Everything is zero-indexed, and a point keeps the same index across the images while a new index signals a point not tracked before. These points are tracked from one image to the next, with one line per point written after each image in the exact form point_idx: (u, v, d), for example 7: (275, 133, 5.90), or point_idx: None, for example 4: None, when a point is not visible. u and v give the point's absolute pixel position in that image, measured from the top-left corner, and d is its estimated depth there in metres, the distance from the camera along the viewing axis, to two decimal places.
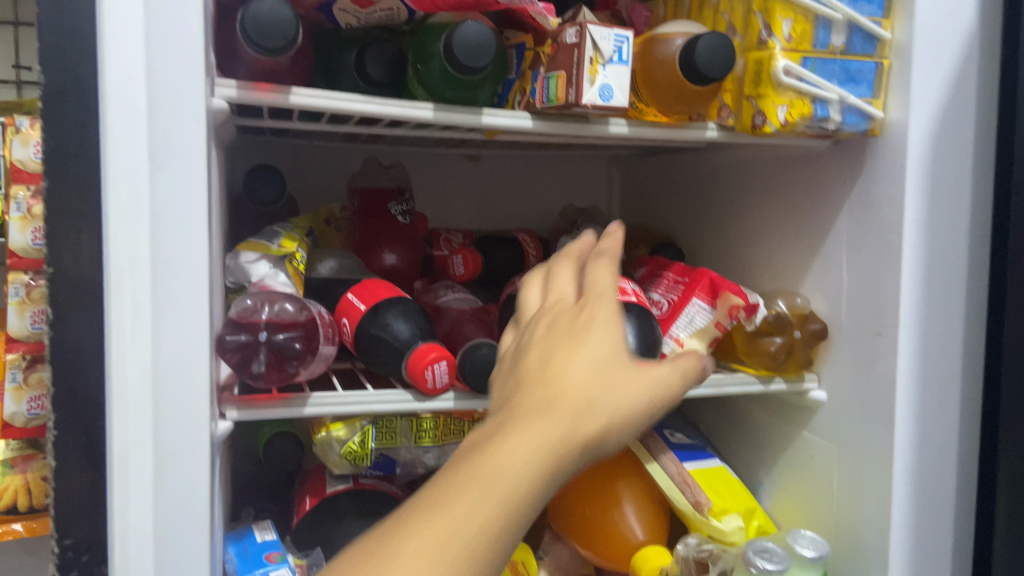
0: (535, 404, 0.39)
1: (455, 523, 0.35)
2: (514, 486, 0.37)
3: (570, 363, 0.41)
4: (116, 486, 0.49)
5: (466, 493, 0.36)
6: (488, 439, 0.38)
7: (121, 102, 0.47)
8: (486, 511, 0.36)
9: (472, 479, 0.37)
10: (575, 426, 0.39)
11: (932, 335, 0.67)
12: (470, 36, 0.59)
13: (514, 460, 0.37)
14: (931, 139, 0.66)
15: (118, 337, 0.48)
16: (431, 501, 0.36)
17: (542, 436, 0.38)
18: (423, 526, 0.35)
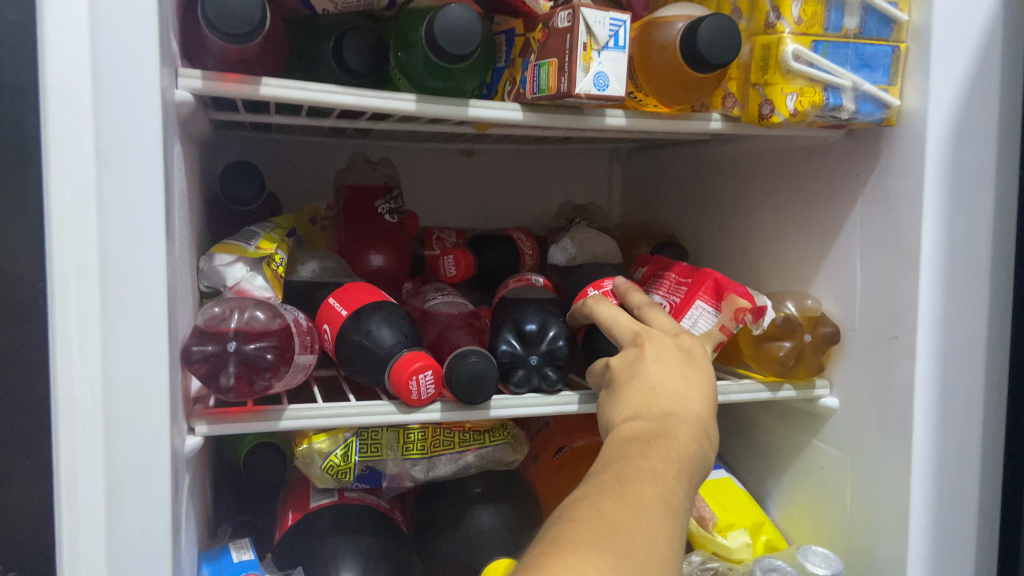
0: (672, 459, 0.46)
1: (637, 537, 0.40)
2: (666, 524, 0.42)
3: (686, 432, 0.49)
4: (65, 513, 0.45)
5: (637, 512, 0.41)
6: (641, 476, 0.44)
7: (63, 91, 0.43)
8: (657, 534, 0.41)
9: (640, 504, 0.42)
10: (689, 483, 0.46)
11: (953, 338, 0.63)
12: (453, 21, 0.55)
13: (666, 502, 0.43)
14: (951, 129, 0.61)
15: (65, 351, 0.44)
16: (602, 515, 0.40)
17: (677, 488, 0.45)
18: (614, 536, 0.39)
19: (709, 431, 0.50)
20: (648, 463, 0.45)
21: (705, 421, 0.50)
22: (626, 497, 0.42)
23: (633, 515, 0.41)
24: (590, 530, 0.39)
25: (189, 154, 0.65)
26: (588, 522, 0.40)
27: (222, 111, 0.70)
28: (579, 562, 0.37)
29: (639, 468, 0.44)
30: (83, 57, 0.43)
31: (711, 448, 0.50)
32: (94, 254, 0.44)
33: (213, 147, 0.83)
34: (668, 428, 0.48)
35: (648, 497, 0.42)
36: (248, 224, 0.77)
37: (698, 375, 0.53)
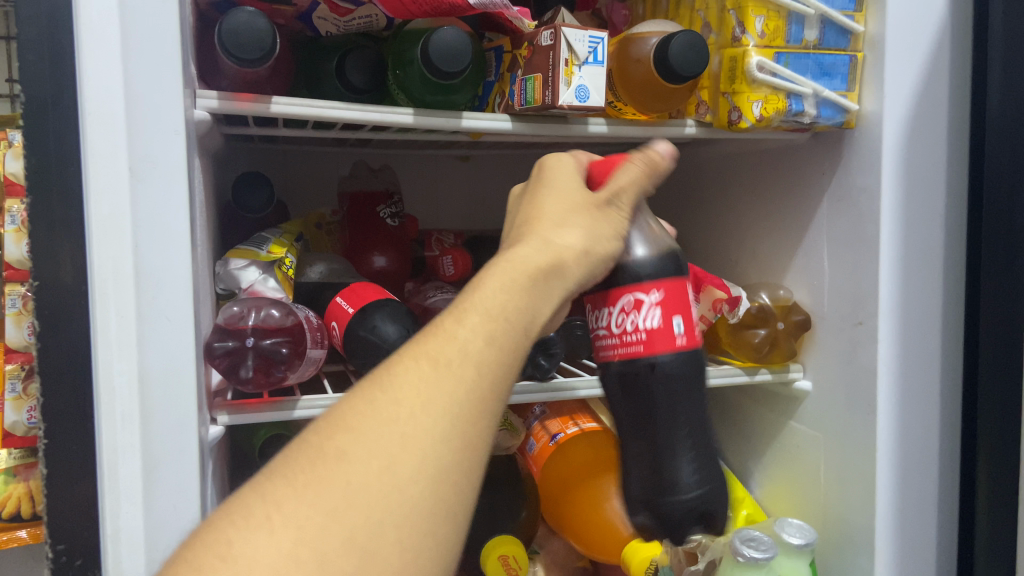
0: (494, 323, 0.41)
1: (429, 438, 0.36)
2: (471, 393, 0.38)
3: (497, 279, 0.43)
4: (107, 491, 0.50)
5: (431, 406, 0.36)
6: (447, 352, 0.39)
7: (99, 116, 0.48)
8: (456, 436, 0.37)
9: (438, 390, 0.37)
10: (516, 348, 0.41)
11: (912, 322, 0.68)
12: (446, 42, 0.60)
13: (479, 375, 0.38)
14: (905, 129, 0.66)
15: (105, 346, 0.49)
16: (386, 410, 0.36)
17: (496, 361, 0.39)
18: (399, 451, 0.35)
19: (555, 267, 0.46)
20: (453, 324, 0.40)
21: (559, 253, 0.46)
22: (427, 381, 0.37)
23: (429, 412, 0.36)
24: (366, 437, 0.35)
25: (204, 166, 0.71)
26: (369, 423, 0.36)
27: (232, 126, 0.75)
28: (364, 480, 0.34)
29: (442, 332, 0.40)
30: (115, 83, 0.48)
31: (553, 293, 0.45)
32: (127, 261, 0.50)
33: (225, 159, 0.89)
34: (500, 262, 0.45)
35: (452, 382, 0.38)
36: (259, 231, 0.83)
37: (575, 184, 0.52)
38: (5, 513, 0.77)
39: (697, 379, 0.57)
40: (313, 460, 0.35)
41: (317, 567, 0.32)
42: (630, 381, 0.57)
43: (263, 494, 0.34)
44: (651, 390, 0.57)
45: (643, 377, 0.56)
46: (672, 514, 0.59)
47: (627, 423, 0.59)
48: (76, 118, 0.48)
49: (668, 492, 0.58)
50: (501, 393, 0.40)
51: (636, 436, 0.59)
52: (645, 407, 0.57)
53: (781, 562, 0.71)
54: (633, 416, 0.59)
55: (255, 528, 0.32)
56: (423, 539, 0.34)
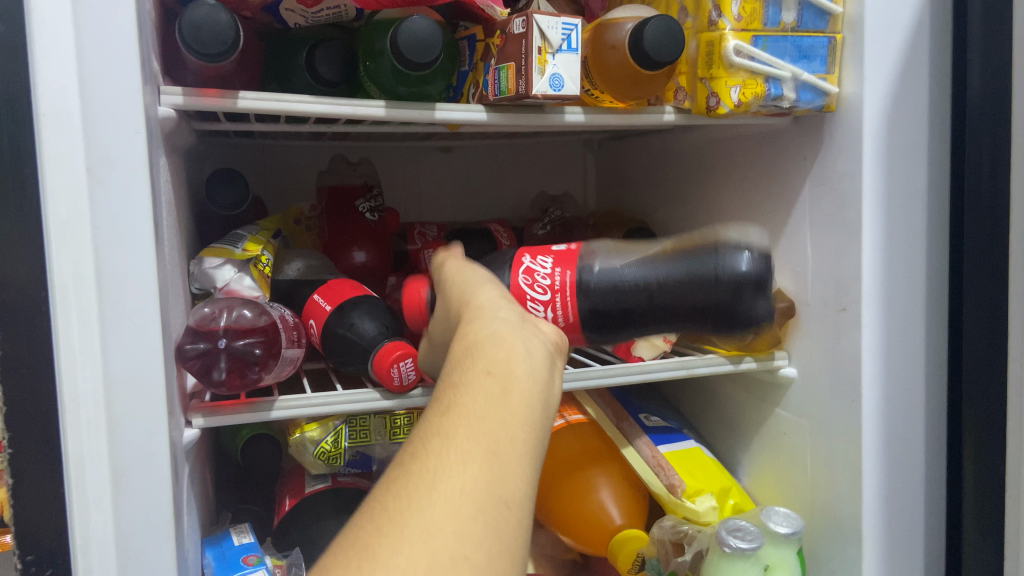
0: (456, 387, 0.38)
1: (409, 512, 0.32)
2: (448, 466, 0.34)
3: (453, 362, 0.41)
4: (75, 500, 0.49)
5: (405, 490, 0.34)
6: (415, 442, 0.36)
7: (54, 117, 0.47)
8: (442, 494, 0.33)
9: (407, 475, 0.34)
10: (495, 395, 0.37)
11: (895, 307, 0.67)
12: (415, 31, 0.58)
13: (451, 437, 0.35)
14: (885, 112, 0.65)
15: (68, 353, 0.48)
16: (367, 523, 0.33)
17: (466, 416, 0.36)
18: (378, 538, 0.32)
19: (499, 317, 0.44)
20: (425, 418, 0.38)
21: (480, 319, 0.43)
22: (400, 473, 0.35)
23: (403, 494, 0.34)
24: (347, 545, 0.32)
25: (174, 163, 0.69)
26: (349, 538, 0.33)
27: (203, 121, 0.74)
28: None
29: (415, 431, 0.37)
30: (70, 84, 0.47)
31: (522, 330, 0.42)
32: (90, 264, 0.48)
33: (199, 155, 0.87)
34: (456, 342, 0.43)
35: (424, 459, 0.35)
36: (236, 228, 0.81)
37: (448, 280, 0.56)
38: None
39: (616, 258, 0.63)
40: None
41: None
42: (600, 312, 0.60)
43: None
44: (599, 290, 0.61)
45: (595, 300, 0.60)
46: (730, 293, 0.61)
47: (655, 314, 0.62)
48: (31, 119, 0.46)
49: (703, 290, 0.61)
50: (491, 438, 0.35)
51: (666, 316, 0.62)
52: (627, 299, 0.61)
53: (769, 552, 0.70)
54: (643, 308, 0.61)
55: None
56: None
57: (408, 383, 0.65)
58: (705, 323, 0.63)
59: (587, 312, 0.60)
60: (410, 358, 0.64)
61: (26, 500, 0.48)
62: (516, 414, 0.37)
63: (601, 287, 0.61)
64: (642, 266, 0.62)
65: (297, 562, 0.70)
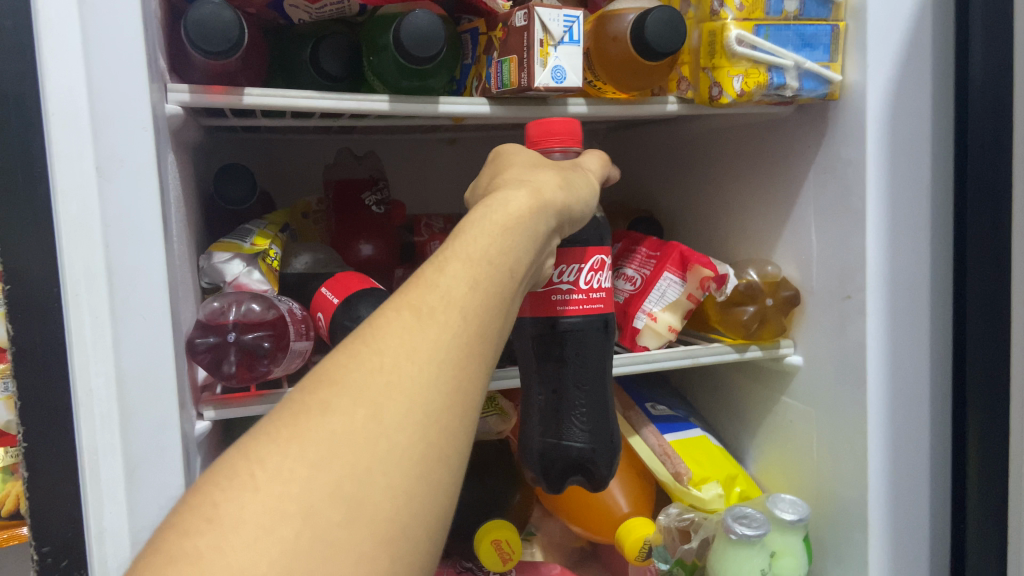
0: (482, 266, 0.39)
1: (416, 388, 0.34)
2: (458, 351, 0.36)
3: (480, 229, 0.41)
4: (89, 492, 0.51)
5: (417, 353, 0.35)
6: (433, 296, 0.37)
7: (63, 116, 0.48)
8: (445, 383, 0.35)
9: (424, 334, 0.35)
10: (501, 299, 0.40)
11: (900, 294, 0.67)
12: (417, 25, 0.59)
13: (467, 321, 0.37)
14: (889, 99, 0.65)
15: (81, 349, 0.49)
16: (378, 370, 0.34)
17: (483, 307, 0.38)
18: (388, 399, 0.33)
19: (540, 210, 0.44)
20: (447, 275, 0.38)
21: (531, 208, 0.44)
22: (413, 327, 0.36)
23: (416, 359, 0.35)
24: (350, 391, 0.33)
25: (182, 159, 0.70)
26: (353, 374, 0.34)
27: (211, 117, 0.74)
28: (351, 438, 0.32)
29: (433, 282, 0.38)
30: (78, 83, 0.48)
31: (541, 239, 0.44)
32: (101, 261, 0.49)
33: (207, 150, 0.88)
34: (484, 205, 0.43)
35: (439, 327, 0.36)
36: (243, 222, 0.82)
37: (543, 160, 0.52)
38: (3, 512, 0.76)
39: (596, 353, 0.57)
40: (297, 413, 0.32)
41: (305, 520, 0.29)
42: (544, 341, 0.56)
43: (246, 454, 0.31)
44: (552, 329, 0.56)
45: (547, 333, 0.56)
46: (561, 459, 0.57)
47: (533, 391, 0.58)
48: (40, 119, 0.47)
49: (566, 449, 0.57)
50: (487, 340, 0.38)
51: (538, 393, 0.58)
52: (547, 359, 0.56)
53: (776, 539, 0.71)
54: (542, 372, 0.57)
55: (238, 490, 0.30)
56: (414, 487, 0.32)
57: None
58: (538, 429, 0.57)
59: (537, 334, 0.56)
60: None
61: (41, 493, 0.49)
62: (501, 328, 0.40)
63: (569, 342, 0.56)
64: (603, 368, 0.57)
65: None
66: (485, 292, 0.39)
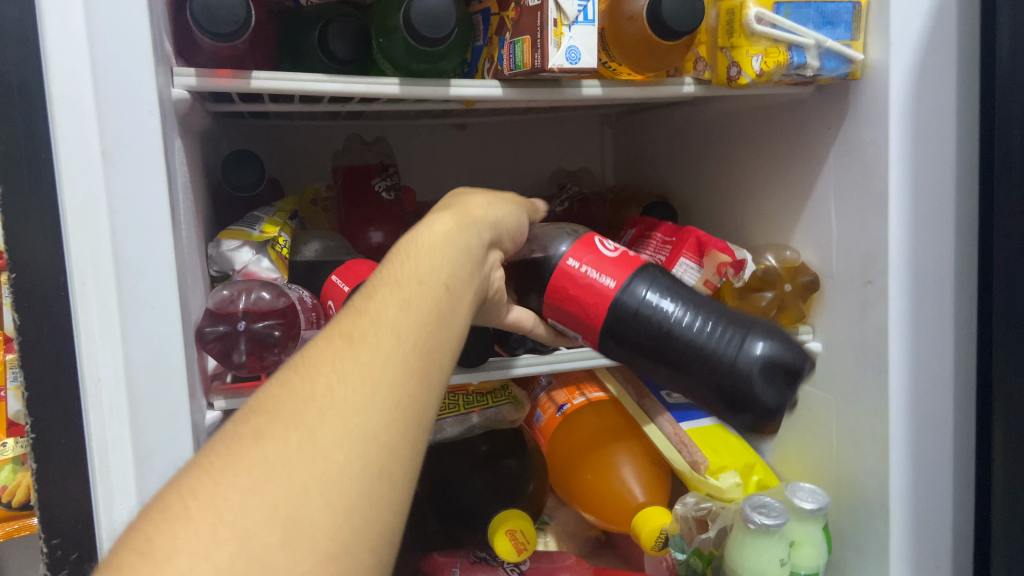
0: (410, 287, 0.39)
1: (349, 407, 0.34)
2: (395, 366, 0.36)
3: (409, 255, 0.42)
4: (101, 485, 0.50)
5: (349, 374, 0.35)
6: (365, 318, 0.37)
7: (65, 101, 0.46)
8: (382, 397, 0.34)
9: (355, 358, 0.35)
10: (440, 312, 0.40)
11: (923, 279, 0.65)
12: (428, 6, 0.57)
13: (401, 337, 0.37)
14: (911, 78, 0.63)
15: (88, 338, 0.48)
16: (311, 397, 0.34)
17: (419, 320, 0.38)
18: (321, 422, 0.33)
19: (464, 228, 0.45)
20: (376, 300, 0.39)
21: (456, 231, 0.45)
22: (342, 352, 0.36)
23: (347, 381, 0.34)
24: (282, 419, 0.33)
25: (189, 145, 0.69)
26: (284, 403, 0.34)
27: (218, 103, 0.73)
28: (286, 462, 0.31)
29: (362, 308, 0.38)
30: (81, 67, 0.47)
31: (475, 260, 0.45)
32: (107, 249, 0.48)
33: (214, 137, 0.87)
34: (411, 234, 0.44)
35: (370, 347, 0.36)
36: (252, 209, 0.81)
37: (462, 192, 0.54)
38: (14, 502, 0.76)
39: (664, 286, 0.57)
40: (230, 444, 0.32)
41: (239, 543, 0.29)
42: (639, 324, 0.55)
43: (179, 486, 0.31)
44: (629, 310, 0.55)
45: (635, 322, 0.55)
46: (756, 395, 0.55)
47: (669, 364, 0.56)
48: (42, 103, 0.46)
49: (731, 367, 0.54)
50: (426, 353, 0.38)
51: (693, 367, 0.55)
52: (651, 331, 0.55)
53: (795, 528, 0.70)
54: (660, 337, 0.55)
55: (172, 519, 0.29)
56: (356, 502, 0.32)
57: None
58: (707, 378, 0.55)
59: (624, 331, 0.55)
60: None
61: None
62: (446, 343, 0.40)
63: (653, 313, 0.55)
64: (698, 305, 0.57)
65: None
66: (418, 307, 0.39)
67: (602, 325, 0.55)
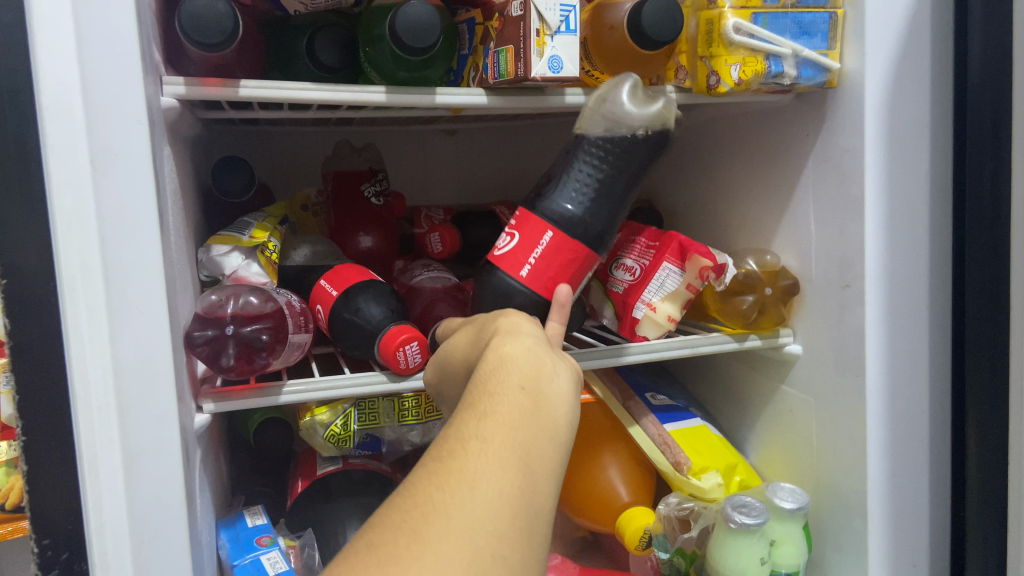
0: (492, 395, 0.39)
1: (456, 504, 0.33)
2: (493, 464, 0.35)
3: (486, 369, 0.42)
4: (89, 485, 0.51)
5: (447, 479, 0.34)
6: (454, 435, 0.37)
7: (57, 111, 0.47)
8: (483, 489, 0.34)
9: (451, 467, 0.35)
10: (529, 404, 0.38)
11: (899, 283, 0.67)
12: (413, 16, 0.58)
13: (489, 438, 0.36)
14: (887, 86, 0.65)
15: (77, 342, 0.49)
16: (415, 505, 0.33)
17: (506, 419, 0.37)
18: (426, 523, 0.32)
19: (523, 332, 0.45)
20: (463, 415, 0.39)
21: (524, 335, 0.44)
22: (438, 466, 0.35)
23: (446, 485, 0.34)
24: (391, 524, 0.33)
25: (179, 152, 0.70)
26: (392, 518, 0.33)
27: (209, 110, 0.74)
28: (400, 557, 0.31)
29: (450, 427, 0.38)
30: (72, 77, 0.48)
31: (552, 352, 0.44)
32: (96, 256, 0.49)
33: (205, 143, 0.88)
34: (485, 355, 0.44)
35: (461, 454, 0.35)
36: (241, 215, 0.82)
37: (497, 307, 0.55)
38: (5, 504, 0.77)
39: (550, 187, 0.63)
40: (347, 559, 0.32)
41: None
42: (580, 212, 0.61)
43: None
44: (571, 218, 0.61)
45: (591, 216, 0.61)
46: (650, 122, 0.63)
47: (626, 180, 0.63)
48: (34, 114, 0.47)
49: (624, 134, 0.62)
50: (526, 449, 0.36)
51: (626, 176, 0.63)
52: (599, 192, 0.62)
53: (775, 527, 0.71)
54: (616, 186, 0.62)
55: None
56: None
57: (415, 367, 0.65)
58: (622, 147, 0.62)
59: (599, 228, 0.62)
60: (417, 341, 0.65)
61: (40, 487, 0.49)
62: (550, 432, 0.38)
63: (579, 205, 0.61)
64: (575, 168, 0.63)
65: (310, 542, 0.72)
66: (500, 408, 0.38)
67: (586, 242, 0.61)
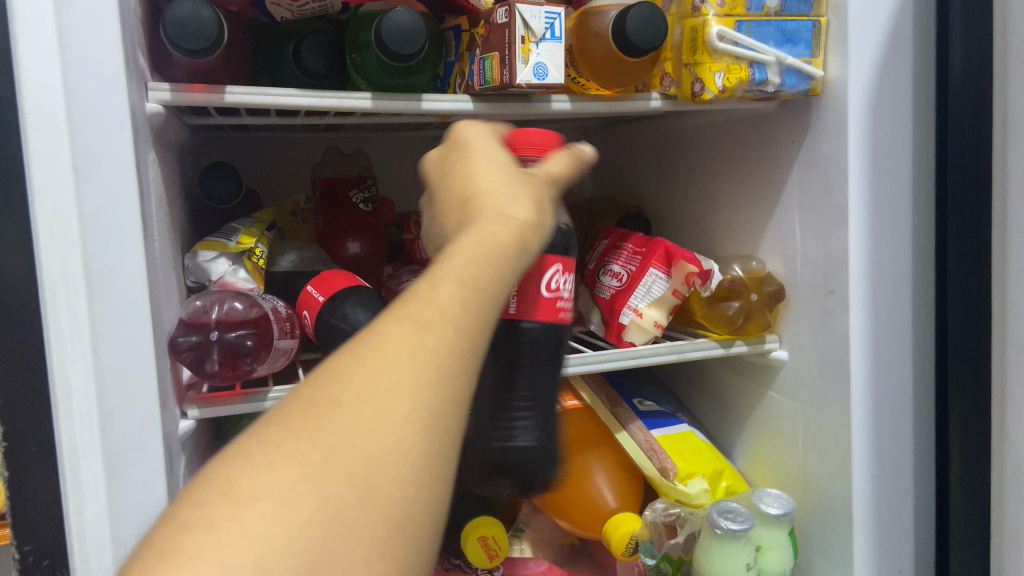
0: (481, 277, 0.36)
1: (424, 391, 0.32)
2: (461, 355, 0.34)
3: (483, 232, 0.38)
4: (70, 492, 0.51)
5: (424, 355, 0.33)
6: (437, 300, 0.35)
7: (39, 117, 0.48)
8: (448, 384, 0.33)
9: (428, 345, 0.33)
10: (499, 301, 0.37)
11: (883, 289, 0.67)
12: (398, 23, 0.59)
13: (466, 325, 0.35)
14: (870, 94, 0.65)
15: (59, 348, 0.49)
16: (385, 369, 0.32)
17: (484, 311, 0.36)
18: (394, 399, 0.31)
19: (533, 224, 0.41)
20: (450, 278, 0.36)
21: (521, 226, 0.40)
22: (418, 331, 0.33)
23: (422, 362, 0.32)
24: (359, 382, 0.32)
25: (165, 159, 0.70)
26: (359, 373, 0.32)
27: (196, 116, 0.74)
28: (365, 431, 0.31)
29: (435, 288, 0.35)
30: (56, 84, 0.48)
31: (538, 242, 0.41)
32: (79, 262, 0.50)
33: (194, 150, 0.88)
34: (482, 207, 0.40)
35: (439, 333, 0.33)
36: (229, 220, 0.82)
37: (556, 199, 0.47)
38: None
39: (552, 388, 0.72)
40: (306, 406, 0.31)
41: (317, 498, 0.29)
42: None
43: (258, 437, 0.31)
44: None
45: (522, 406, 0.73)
46: None
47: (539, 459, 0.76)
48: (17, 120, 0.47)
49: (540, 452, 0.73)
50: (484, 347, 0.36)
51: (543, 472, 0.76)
52: None
53: (761, 533, 0.72)
54: None
55: (250, 467, 0.29)
56: (422, 477, 0.31)
57: None
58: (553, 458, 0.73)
59: None
60: None
61: (22, 492, 0.50)
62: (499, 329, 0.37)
63: None
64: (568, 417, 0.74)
65: None
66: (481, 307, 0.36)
67: None
